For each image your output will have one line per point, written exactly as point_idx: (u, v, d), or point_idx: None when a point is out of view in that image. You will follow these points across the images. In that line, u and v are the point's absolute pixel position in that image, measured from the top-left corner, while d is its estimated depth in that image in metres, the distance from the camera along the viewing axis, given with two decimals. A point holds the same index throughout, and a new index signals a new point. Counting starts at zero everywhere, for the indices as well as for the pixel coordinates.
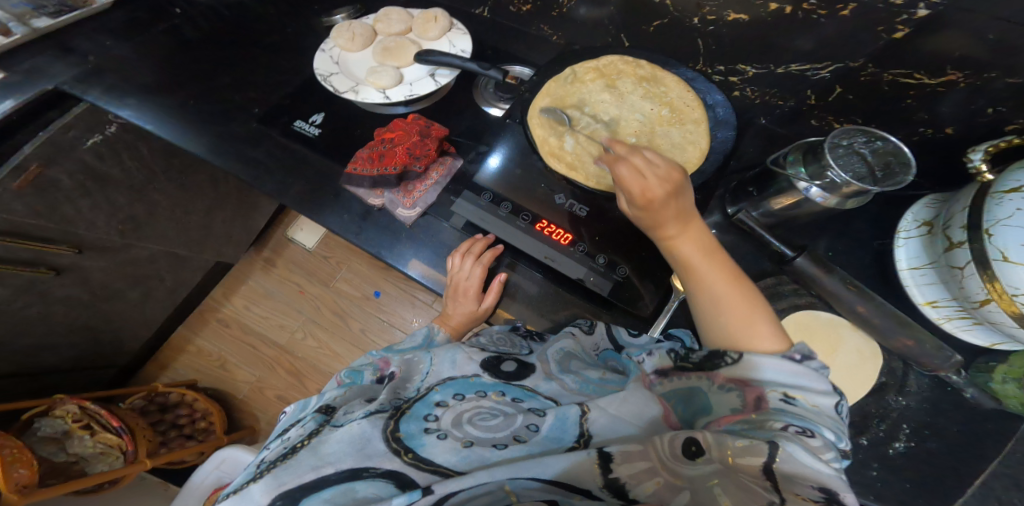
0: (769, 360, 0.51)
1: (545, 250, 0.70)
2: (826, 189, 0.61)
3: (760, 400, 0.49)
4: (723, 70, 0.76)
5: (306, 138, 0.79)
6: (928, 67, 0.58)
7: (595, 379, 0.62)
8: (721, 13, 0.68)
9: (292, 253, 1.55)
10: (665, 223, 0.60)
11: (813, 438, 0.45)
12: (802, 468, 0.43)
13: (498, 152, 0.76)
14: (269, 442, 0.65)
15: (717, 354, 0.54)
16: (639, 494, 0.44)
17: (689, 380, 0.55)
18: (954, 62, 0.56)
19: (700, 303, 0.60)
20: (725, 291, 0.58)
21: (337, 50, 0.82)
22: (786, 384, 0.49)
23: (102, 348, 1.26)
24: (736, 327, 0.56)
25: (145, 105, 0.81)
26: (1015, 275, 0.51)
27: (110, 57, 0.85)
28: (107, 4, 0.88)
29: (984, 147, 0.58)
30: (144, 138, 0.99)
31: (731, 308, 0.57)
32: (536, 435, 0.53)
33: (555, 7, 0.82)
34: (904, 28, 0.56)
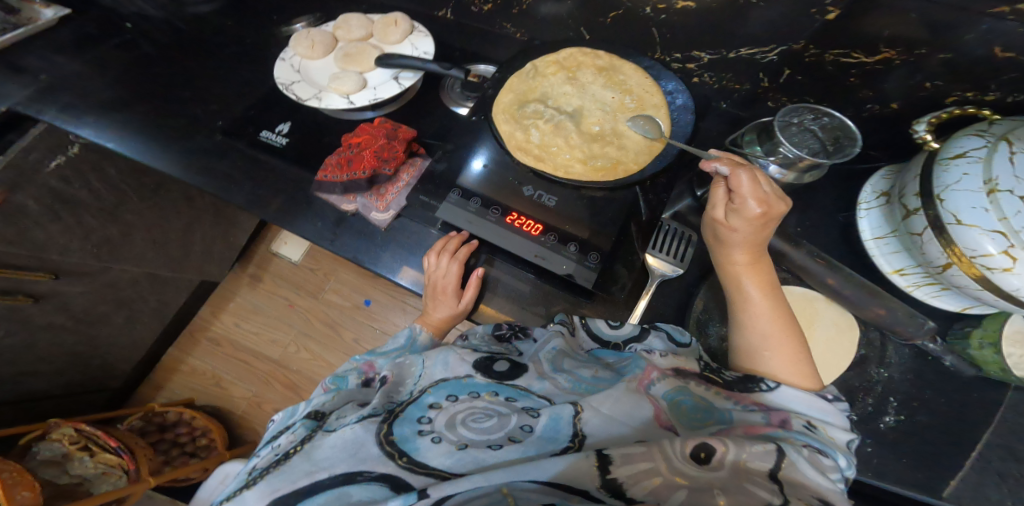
0: (803, 395, 0.53)
1: (534, 249, 0.69)
2: (783, 165, 0.63)
3: (784, 422, 0.51)
4: (680, 57, 0.78)
5: (273, 148, 0.80)
6: (863, 46, 0.60)
7: (588, 377, 0.59)
8: (670, 1, 0.69)
9: (278, 267, 1.55)
10: (738, 248, 0.62)
11: (825, 457, 0.47)
12: (805, 479, 0.45)
13: (481, 155, 0.74)
14: (258, 450, 0.65)
15: (752, 379, 0.54)
16: (637, 494, 0.44)
17: (704, 388, 0.55)
18: (886, 40, 0.58)
19: (744, 332, 0.61)
20: (777, 326, 0.59)
21: (298, 59, 0.83)
22: (806, 413, 0.52)
23: (91, 374, 1.26)
24: (780, 363, 0.57)
25: (106, 122, 0.81)
26: (968, 237, 0.52)
27: (64, 75, 0.85)
28: (54, 20, 0.90)
29: (927, 118, 0.60)
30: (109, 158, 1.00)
31: (779, 343, 0.58)
32: (531, 435, 0.52)
33: (514, 5, 0.83)
34: (835, 9, 0.58)
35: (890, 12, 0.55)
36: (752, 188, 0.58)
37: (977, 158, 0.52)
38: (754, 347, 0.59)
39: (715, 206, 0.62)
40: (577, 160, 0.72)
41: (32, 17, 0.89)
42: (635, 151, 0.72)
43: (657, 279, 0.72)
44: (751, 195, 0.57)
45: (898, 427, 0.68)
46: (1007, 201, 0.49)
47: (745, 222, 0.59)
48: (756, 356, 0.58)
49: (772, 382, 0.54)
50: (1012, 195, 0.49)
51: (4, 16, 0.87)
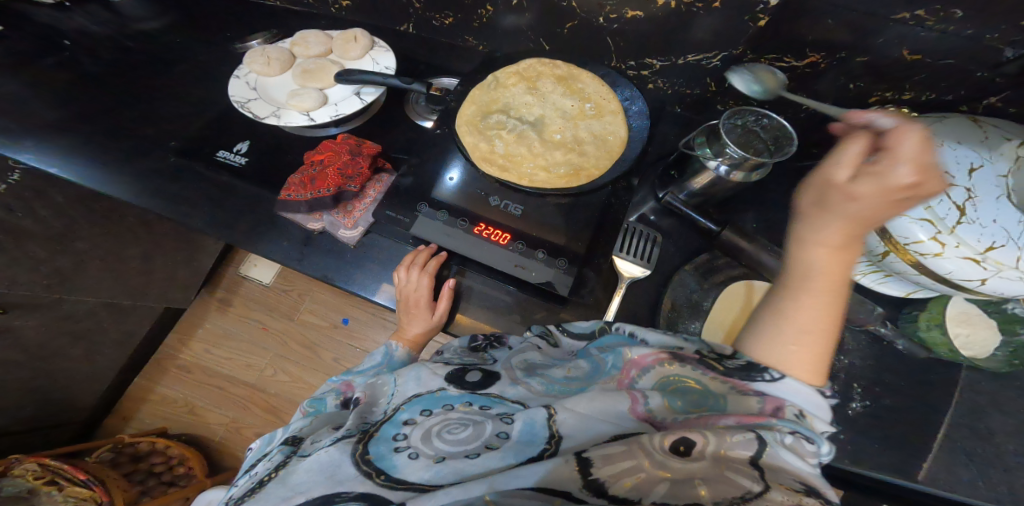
0: (802, 388, 0.49)
1: (515, 259, 0.70)
2: (732, 166, 0.65)
3: (778, 409, 0.48)
4: (635, 64, 0.81)
5: (233, 168, 0.79)
6: (793, 51, 0.64)
7: (561, 378, 0.60)
8: (620, 11, 0.72)
9: (247, 288, 1.52)
10: (836, 218, 0.51)
11: (810, 443, 0.46)
12: (786, 463, 0.45)
13: (455, 166, 0.75)
14: (237, 479, 0.64)
15: (754, 368, 0.50)
16: (620, 491, 0.44)
17: (700, 372, 0.52)
18: (811, 45, 0.62)
19: (783, 319, 0.53)
20: (820, 323, 0.52)
21: (254, 76, 0.83)
22: (803, 401, 0.48)
23: (49, 409, 1.21)
24: (800, 363, 0.51)
25: (53, 148, 0.79)
26: (898, 226, 0.55)
27: None
28: None
29: None
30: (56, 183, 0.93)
31: (812, 343, 0.51)
32: (508, 440, 0.52)
33: (474, 18, 0.84)
34: (765, 16, 0.61)
35: (818, 18, 0.58)
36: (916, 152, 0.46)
37: None
38: (781, 337, 0.52)
39: (843, 158, 0.51)
40: (540, 169, 0.74)
41: None
42: (597, 156, 0.74)
43: (626, 282, 0.73)
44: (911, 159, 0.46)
45: (864, 412, 0.71)
46: None
47: (879, 176, 0.48)
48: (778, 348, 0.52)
49: (777, 372, 0.50)
50: None
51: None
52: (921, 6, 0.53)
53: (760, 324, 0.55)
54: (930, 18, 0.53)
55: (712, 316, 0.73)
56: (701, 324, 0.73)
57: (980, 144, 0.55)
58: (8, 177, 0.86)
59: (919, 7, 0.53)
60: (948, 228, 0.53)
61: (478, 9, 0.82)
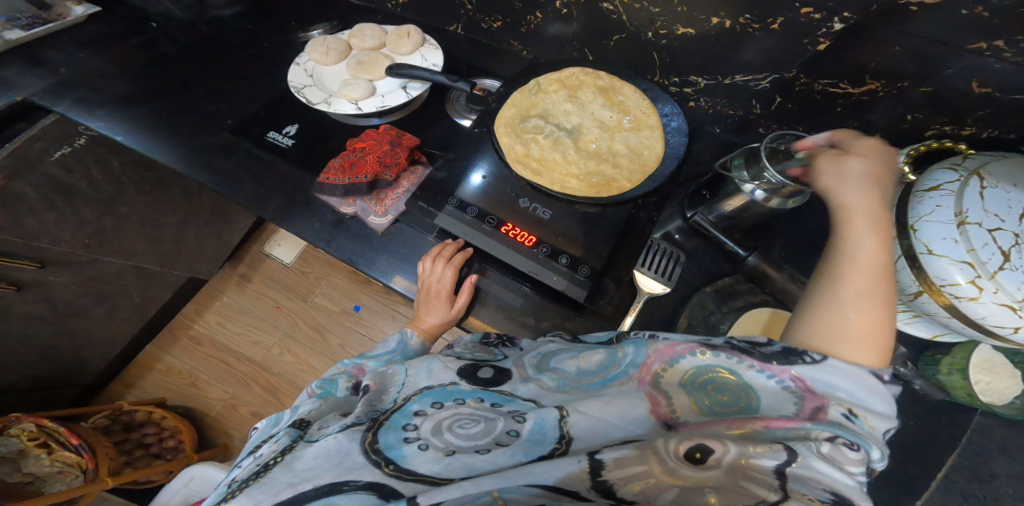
0: (851, 369, 0.48)
1: (528, 264, 0.71)
2: (768, 191, 0.66)
3: (819, 410, 0.47)
4: (678, 81, 0.81)
5: (280, 149, 0.80)
6: (849, 77, 0.64)
7: (572, 372, 0.59)
8: (671, 27, 0.73)
9: (268, 268, 1.53)
10: (858, 191, 0.55)
11: (853, 450, 0.44)
12: (818, 473, 0.43)
13: (480, 170, 0.76)
14: (239, 460, 0.61)
15: (793, 352, 0.50)
16: (627, 494, 0.45)
17: (736, 361, 0.51)
18: (872, 72, 0.62)
19: (838, 285, 0.53)
20: (879, 285, 0.52)
21: (311, 64, 0.85)
22: (851, 399, 0.47)
23: (63, 366, 1.22)
24: (863, 325, 0.50)
25: (110, 115, 0.82)
26: (936, 266, 0.56)
27: (84, 69, 0.86)
28: (83, 18, 0.91)
29: (907, 149, 0.60)
30: (116, 151, 1.01)
31: (872, 307, 0.51)
32: (518, 439, 0.52)
33: (523, 24, 0.85)
34: (825, 41, 0.62)
35: (879, 47, 0.59)
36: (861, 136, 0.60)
37: (949, 192, 0.56)
38: (838, 304, 0.51)
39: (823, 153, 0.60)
40: (573, 177, 0.74)
41: (63, 12, 0.90)
42: (629, 169, 0.75)
43: (644, 298, 0.74)
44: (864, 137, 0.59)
45: None
46: (976, 234, 0.53)
47: (873, 149, 0.58)
48: (837, 314, 0.51)
49: (818, 354, 0.49)
50: (980, 228, 0.53)
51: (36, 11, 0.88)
52: (1000, 37, 0.51)
53: (811, 297, 0.54)
54: (1008, 50, 0.52)
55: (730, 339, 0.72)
56: None
57: None
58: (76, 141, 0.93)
59: (996, 37, 0.51)
60: (988, 272, 0.53)
61: (528, 14, 0.83)
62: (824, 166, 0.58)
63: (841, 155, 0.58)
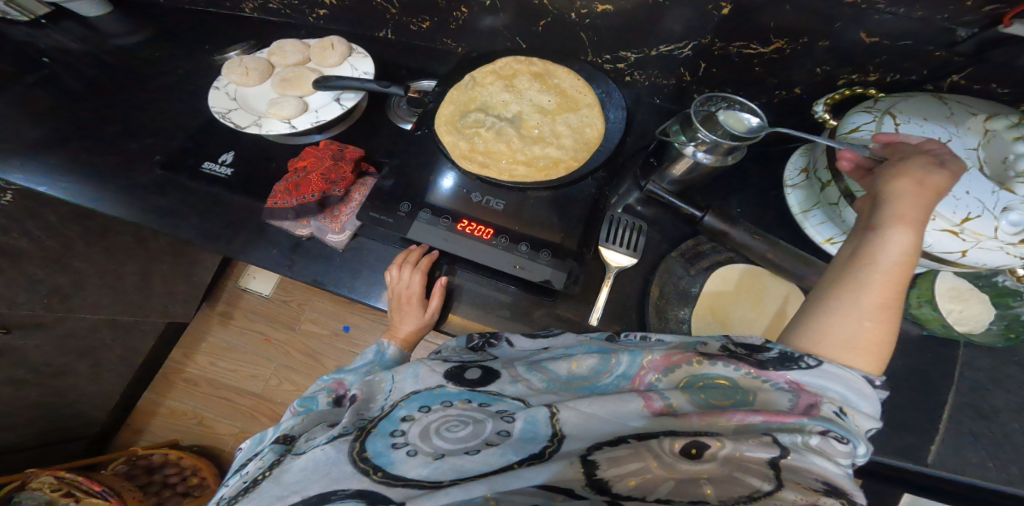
0: (846, 374, 0.49)
1: (513, 260, 0.71)
2: (709, 151, 0.66)
3: (812, 407, 0.49)
4: (610, 58, 0.82)
5: (218, 179, 0.81)
6: (758, 39, 0.66)
7: (563, 375, 0.60)
8: (591, 6, 0.73)
9: (249, 301, 1.54)
10: (920, 201, 0.51)
11: (841, 443, 0.47)
12: (809, 464, 0.46)
13: (448, 174, 0.76)
14: (226, 479, 0.62)
15: (791, 359, 0.51)
16: (624, 489, 0.46)
17: (733, 369, 0.52)
18: (774, 32, 0.63)
19: (863, 293, 0.51)
20: (895, 297, 0.51)
21: (233, 86, 0.84)
22: (843, 398, 0.49)
23: (59, 426, 1.23)
24: (872, 337, 0.50)
25: (30, 165, 0.79)
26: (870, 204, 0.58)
27: None
28: None
29: (823, 100, 0.66)
30: (46, 202, 0.92)
31: (885, 320, 0.51)
32: (508, 438, 0.53)
33: (451, 21, 0.85)
34: (727, 5, 0.62)
35: (776, 9, 0.60)
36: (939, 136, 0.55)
37: (869, 132, 0.59)
38: (858, 311, 0.51)
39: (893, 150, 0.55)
40: (520, 164, 0.75)
41: None
42: (574, 148, 0.76)
43: (613, 272, 0.74)
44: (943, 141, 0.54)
45: None
46: None
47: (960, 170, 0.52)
48: (853, 323, 0.51)
49: (813, 359, 0.50)
50: None
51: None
52: None
53: (829, 295, 0.53)
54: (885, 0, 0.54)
55: (700, 300, 0.74)
56: (690, 310, 0.74)
57: (946, 120, 0.56)
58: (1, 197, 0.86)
59: None
60: None
61: (454, 11, 0.83)
62: (909, 163, 0.52)
63: (924, 161, 0.52)
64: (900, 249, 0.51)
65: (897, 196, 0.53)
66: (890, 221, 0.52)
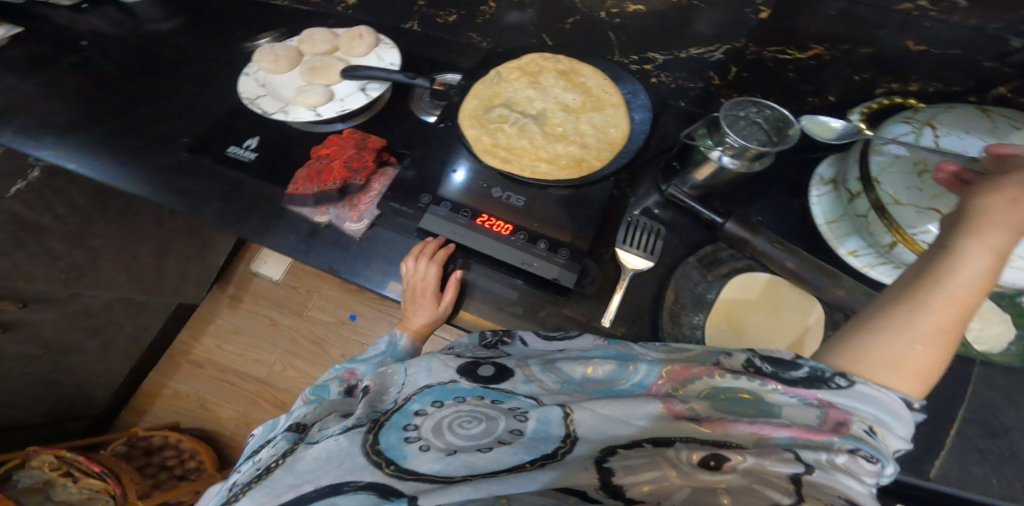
0: (883, 395, 0.46)
1: (521, 257, 0.70)
2: (735, 155, 0.65)
3: (842, 424, 0.45)
4: (637, 59, 0.81)
5: (242, 163, 0.81)
6: (794, 42, 0.65)
7: (577, 377, 0.60)
8: (622, 5, 0.72)
9: (258, 286, 1.54)
10: (1009, 222, 0.48)
11: (869, 462, 0.43)
12: (835, 481, 0.42)
13: (463, 167, 0.76)
14: (238, 465, 0.62)
15: (821, 377, 0.48)
16: (637, 495, 0.44)
17: (756, 382, 0.50)
18: (813, 37, 0.63)
19: (920, 313, 0.48)
20: (954, 323, 0.48)
21: (262, 73, 0.84)
22: (876, 416, 0.46)
23: (66, 401, 1.23)
24: (920, 362, 0.47)
25: (62, 143, 0.81)
26: (904, 216, 0.57)
27: (21, 96, 0.85)
28: (6, 40, 0.90)
29: (860, 109, 0.65)
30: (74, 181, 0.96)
31: (938, 347, 0.47)
32: (521, 437, 0.52)
33: (478, 15, 0.85)
34: (766, 8, 0.63)
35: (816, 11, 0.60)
36: None
37: (906, 143, 0.58)
38: (912, 333, 0.47)
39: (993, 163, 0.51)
40: (543, 161, 0.74)
41: None
42: (598, 148, 0.75)
43: (629, 275, 0.73)
44: None
45: None
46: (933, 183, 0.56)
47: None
48: (901, 343, 0.47)
49: (844, 380, 0.47)
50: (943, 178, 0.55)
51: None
52: None
53: (883, 311, 0.50)
54: (935, 9, 0.54)
55: (716, 307, 0.73)
56: (705, 316, 0.73)
57: (989, 133, 0.56)
58: (29, 174, 0.89)
59: None
60: None
61: (482, 5, 0.83)
62: (1008, 181, 0.49)
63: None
64: (974, 271, 0.47)
65: (983, 211, 0.49)
66: (966, 238, 0.49)
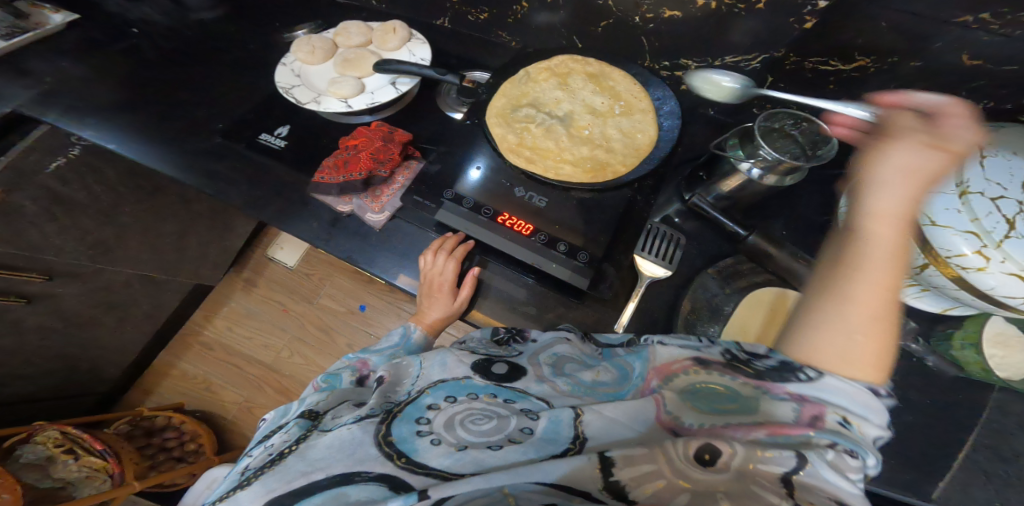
0: (848, 385, 0.45)
1: (532, 257, 0.70)
2: (764, 169, 0.65)
3: (817, 418, 0.44)
4: (669, 65, 0.81)
5: (272, 150, 0.81)
6: (840, 55, 0.65)
7: (587, 381, 0.58)
8: (657, 11, 0.73)
9: (273, 271, 1.55)
10: (891, 192, 0.52)
11: (852, 458, 0.42)
12: (824, 481, 0.41)
13: (477, 166, 0.76)
14: (249, 450, 0.62)
15: (788, 368, 0.47)
16: (639, 496, 0.43)
17: (727, 377, 0.50)
18: (860, 49, 0.63)
19: (847, 300, 0.49)
20: (886, 303, 0.48)
21: (298, 63, 0.85)
22: (850, 406, 0.44)
23: (80, 376, 1.25)
24: (866, 348, 0.46)
25: (103, 124, 0.83)
26: (942, 237, 0.54)
27: (67, 77, 0.87)
28: (61, 25, 0.92)
29: None
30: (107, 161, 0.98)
31: (879, 329, 0.47)
32: (531, 437, 0.50)
33: (509, 14, 0.85)
34: (811, 18, 0.63)
35: (866, 23, 0.60)
36: (942, 123, 0.54)
37: None
38: (848, 321, 0.48)
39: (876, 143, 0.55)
40: (568, 163, 0.74)
41: (40, 20, 0.92)
42: (624, 154, 0.75)
43: (645, 282, 0.72)
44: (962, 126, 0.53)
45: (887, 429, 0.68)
46: (978, 203, 0.53)
47: (957, 151, 0.52)
48: (842, 334, 0.47)
49: (813, 371, 0.46)
50: (983, 196, 0.53)
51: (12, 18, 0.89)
52: (985, 9, 0.52)
53: (818, 302, 0.50)
54: (994, 22, 0.53)
55: (731, 322, 0.70)
56: (719, 328, 0.71)
57: None
58: (67, 152, 0.90)
59: (982, 10, 0.52)
60: (994, 242, 0.52)
61: (514, 5, 0.83)
62: (889, 155, 0.53)
63: (903, 150, 0.53)
64: (882, 246, 0.50)
65: (876, 187, 0.52)
66: (865, 219, 0.51)
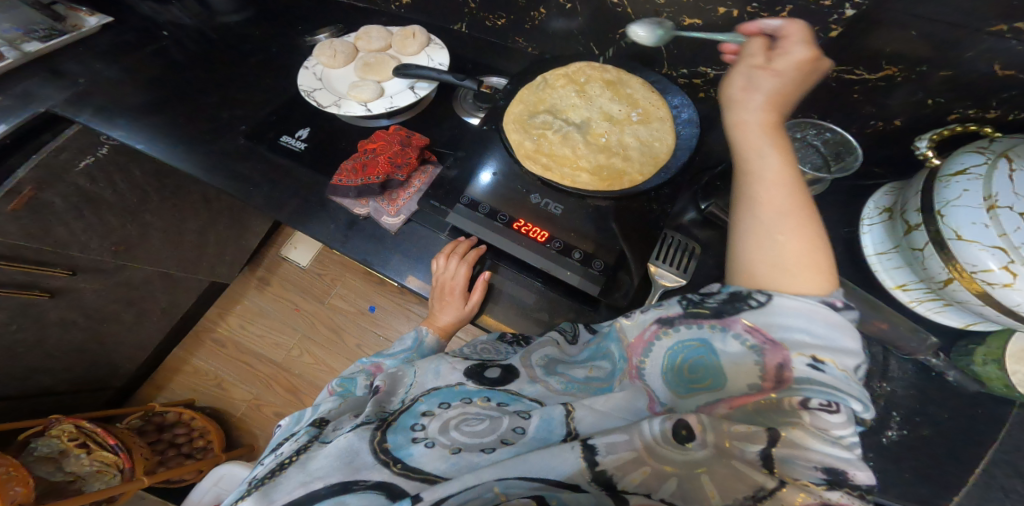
0: (801, 305, 0.45)
1: (541, 261, 0.70)
2: None
3: (784, 369, 0.44)
4: (688, 73, 0.81)
5: (292, 152, 0.82)
6: (865, 64, 0.65)
7: (580, 377, 0.58)
8: (678, 19, 0.72)
9: (286, 270, 1.57)
10: (751, 111, 0.55)
11: (832, 413, 0.41)
12: (804, 448, 0.41)
13: (489, 168, 0.75)
14: (262, 458, 0.62)
15: (738, 299, 0.48)
16: (628, 486, 0.42)
17: (697, 327, 0.49)
18: (888, 57, 0.62)
19: (756, 209, 0.51)
20: (795, 203, 0.50)
21: (320, 67, 0.86)
22: (816, 343, 0.43)
23: (98, 370, 1.27)
24: (792, 248, 0.48)
25: (131, 125, 0.85)
26: (968, 253, 0.54)
27: (99, 78, 0.90)
28: (96, 27, 0.95)
29: (929, 135, 0.63)
30: (136, 160, 0.99)
31: (796, 228, 0.49)
32: (523, 437, 0.49)
33: (527, 20, 0.86)
34: (837, 28, 0.62)
35: (894, 31, 0.59)
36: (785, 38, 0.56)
37: (976, 176, 0.55)
38: (766, 230, 0.49)
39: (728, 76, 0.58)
40: (586, 171, 0.73)
41: (75, 23, 0.94)
42: (641, 162, 0.74)
43: (659, 291, 0.70)
44: (799, 38, 0.55)
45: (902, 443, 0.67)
46: (1007, 218, 0.51)
47: (792, 67, 0.54)
48: (765, 243, 0.49)
49: (763, 295, 0.47)
50: (1012, 211, 0.51)
51: (48, 21, 0.91)
52: (1020, 19, 0.51)
53: (738, 227, 0.52)
54: None
55: None
56: None
57: None
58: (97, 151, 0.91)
59: (1017, 19, 0.51)
60: (1021, 257, 0.51)
61: (532, 10, 0.84)
62: (740, 80, 0.57)
63: (747, 74, 0.57)
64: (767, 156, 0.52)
65: (743, 110, 0.55)
66: (741, 137, 0.55)
